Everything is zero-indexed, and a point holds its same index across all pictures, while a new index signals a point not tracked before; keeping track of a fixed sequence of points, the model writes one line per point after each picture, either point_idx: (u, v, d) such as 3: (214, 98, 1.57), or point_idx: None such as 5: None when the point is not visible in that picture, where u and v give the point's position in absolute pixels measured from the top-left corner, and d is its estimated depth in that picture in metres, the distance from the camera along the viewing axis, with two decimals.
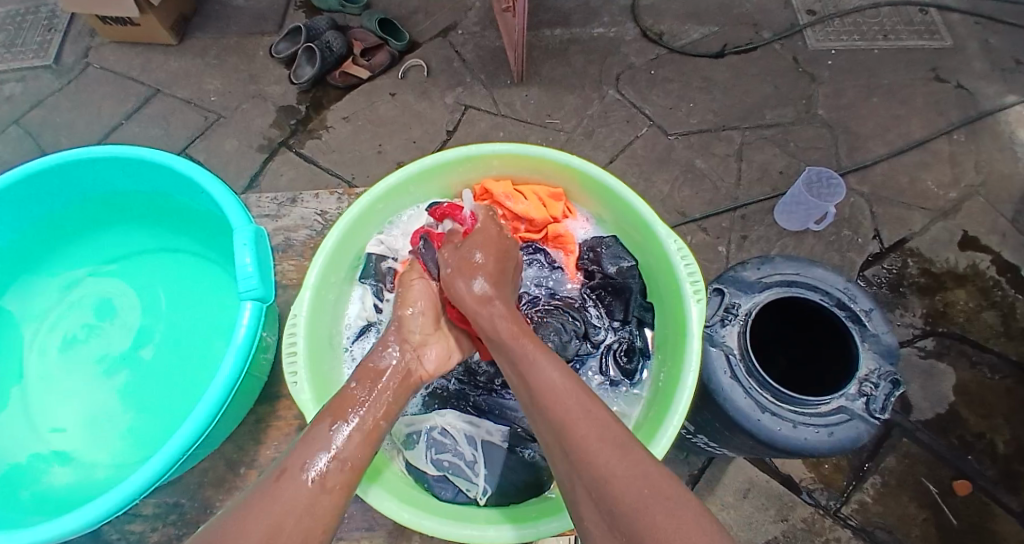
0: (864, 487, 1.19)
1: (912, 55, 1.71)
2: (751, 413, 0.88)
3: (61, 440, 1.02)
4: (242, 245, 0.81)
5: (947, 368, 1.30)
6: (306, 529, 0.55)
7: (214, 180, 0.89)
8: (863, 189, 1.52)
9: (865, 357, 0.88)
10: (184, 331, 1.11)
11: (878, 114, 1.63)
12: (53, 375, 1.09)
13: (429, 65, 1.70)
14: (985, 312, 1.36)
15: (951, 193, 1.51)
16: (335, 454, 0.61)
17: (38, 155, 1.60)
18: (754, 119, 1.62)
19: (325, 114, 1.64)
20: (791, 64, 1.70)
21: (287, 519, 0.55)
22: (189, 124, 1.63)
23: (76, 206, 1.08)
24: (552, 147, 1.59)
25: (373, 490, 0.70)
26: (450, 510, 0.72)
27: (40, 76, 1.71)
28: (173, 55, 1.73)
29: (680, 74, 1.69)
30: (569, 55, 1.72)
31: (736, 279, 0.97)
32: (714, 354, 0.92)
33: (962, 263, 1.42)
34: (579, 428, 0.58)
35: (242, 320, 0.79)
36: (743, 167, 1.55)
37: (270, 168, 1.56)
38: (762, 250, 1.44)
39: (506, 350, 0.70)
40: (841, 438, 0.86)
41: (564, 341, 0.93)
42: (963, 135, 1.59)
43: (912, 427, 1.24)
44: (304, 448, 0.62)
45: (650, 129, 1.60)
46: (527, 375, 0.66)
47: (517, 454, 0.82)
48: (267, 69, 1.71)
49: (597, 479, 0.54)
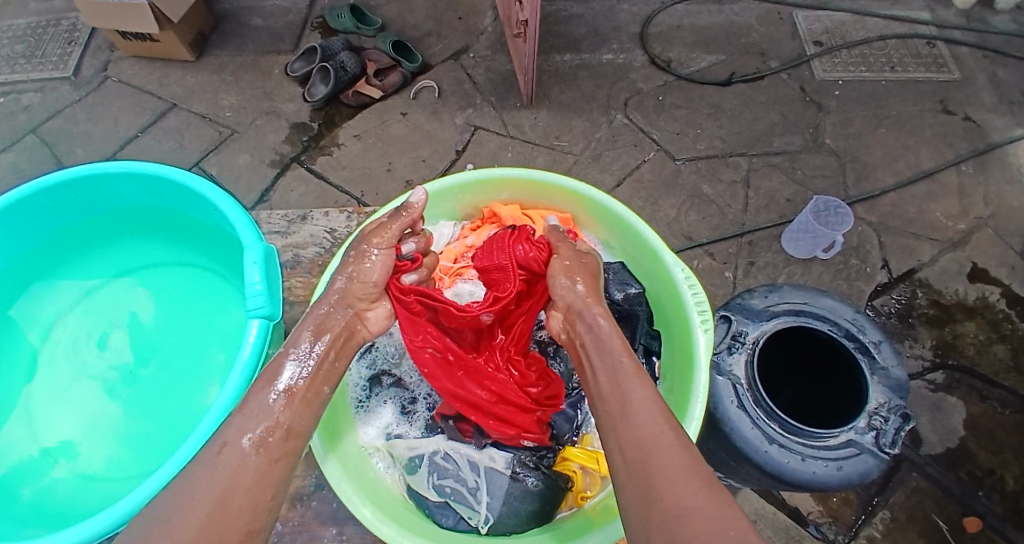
0: (874, 522, 1.16)
1: (920, 87, 1.72)
2: (759, 444, 0.86)
3: (61, 453, 1.01)
4: (252, 264, 0.81)
5: (957, 401, 1.28)
6: (253, 503, 0.55)
7: (225, 196, 0.89)
8: (871, 218, 1.52)
9: (875, 390, 0.87)
10: (192, 347, 1.11)
11: (886, 143, 1.64)
12: (57, 387, 1.08)
13: (440, 86, 1.73)
14: (995, 345, 1.35)
15: (959, 224, 1.51)
16: (277, 423, 0.62)
17: (53, 163, 1.62)
18: (762, 146, 1.63)
19: (337, 132, 1.66)
20: (798, 93, 1.72)
21: (237, 485, 0.55)
22: (203, 138, 1.65)
23: (89, 219, 1.09)
24: (560, 169, 1.60)
25: (330, 463, 0.74)
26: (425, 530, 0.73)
27: (59, 88, 1.74)
28: (190, 71, 1.77)
29: (687, 101, 1.71)
30: (578, 80, 1.74)
31: (743, 306, 0.97)
32: (721, 383, 0.91)
33: (971, 295, 1.41)
34: (665, 450, 0.55)
35: (248, 338, 0.78)
36: (751, 194, 1.56)
37: (281, 184, 1.58)
38: (769, 277, 1.44)
39: (612, 358, 0.69)
40: (850, 472, 0.84)
41: None
42: (971, 166, 1.59)
43: (921, 461, 1.22)
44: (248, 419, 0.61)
45: (657, 153, 1.61)
46: (626, 389, 0.64)
47: (520, 483, 0.78)
48: (282, 86, 1.74)
49: (668, 500, 0.50)
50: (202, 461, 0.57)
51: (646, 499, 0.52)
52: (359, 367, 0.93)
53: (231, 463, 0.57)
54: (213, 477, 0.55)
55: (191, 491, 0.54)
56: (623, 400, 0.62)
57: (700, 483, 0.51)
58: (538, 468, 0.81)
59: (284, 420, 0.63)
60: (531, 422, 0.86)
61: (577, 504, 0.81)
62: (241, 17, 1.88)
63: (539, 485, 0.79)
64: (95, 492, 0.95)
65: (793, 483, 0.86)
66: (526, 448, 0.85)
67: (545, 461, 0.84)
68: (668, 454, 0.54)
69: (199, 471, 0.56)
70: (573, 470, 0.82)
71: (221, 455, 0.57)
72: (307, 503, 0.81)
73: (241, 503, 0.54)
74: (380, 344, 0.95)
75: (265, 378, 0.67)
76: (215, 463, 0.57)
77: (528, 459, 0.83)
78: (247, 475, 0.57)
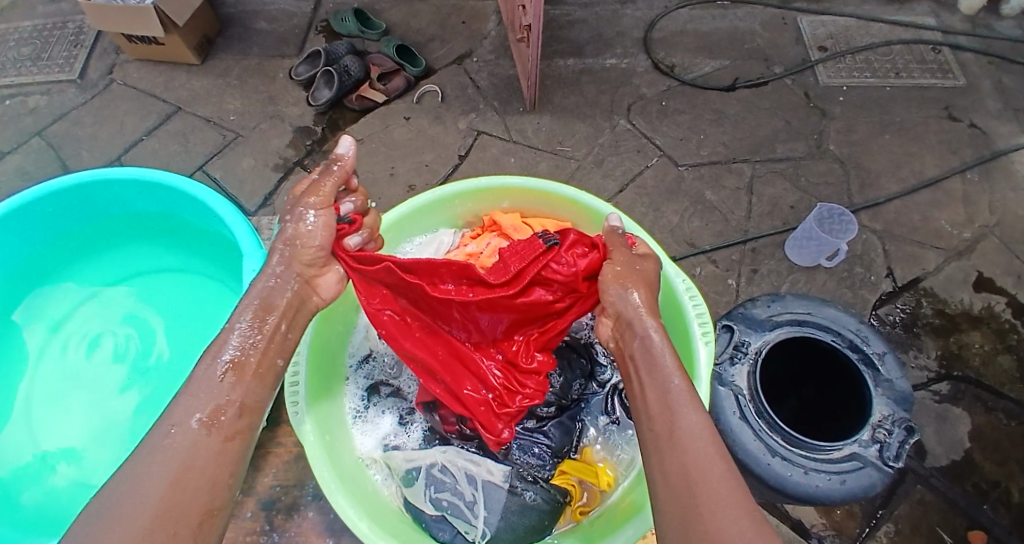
0: (878, 535, 1.15)
1: (926, 93, 1.71)
2: (761, 456, 0.86)
3: (59, 460, 1.01)
4: (250, 272, 0.81)
5: (962, 412, 1.27)
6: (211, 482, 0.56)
7: (224, 201, 0.90)
8: (876, 225, 1.51)
9: (879, 402, 0.87)
10: (191, 354, 1.10)
11: (891, 150, 1.63)
12: (55, 393, 1.08)
13: (443, 91, 1.73)
14: (1001, 356, 1.34)
15: (965, 232, 1.50)
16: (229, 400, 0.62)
17: (58, 166, 1.63)
18: (765, 152, 1.63)
19: (340, 136, 1.66)
20: (803, 99, 1.71)
21: (191, 466, 0.56)
22: (208, 142, 1.66)
23: (91, 224, 1.10)
24: (563, 174, 1.59)
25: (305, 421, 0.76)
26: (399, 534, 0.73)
27: (65, 91, 1.75)
28: (195, 75, 1.77)
29: (691, 106, 1.70)
30: (581, 85, 1.74)
31: (746, 316, 0.96)
32: (723, 394, 0.90)
33: (977, 305, 1.40)
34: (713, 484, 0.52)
35: None
36: (754, 201, 1.55)
37: (284, 188, 1.58)
38: (773, 285, 1.43)
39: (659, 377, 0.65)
40: (853, 486, 0.83)
41: (566, 380, 0.93)
42: (977, 173, 1.58)
43: (926, 473, 1.21)
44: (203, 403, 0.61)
45: (661, 159, 1.61)
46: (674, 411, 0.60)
47: (518, 497, 0.78)
48: (286, 90, 1.74)
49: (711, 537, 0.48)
50: (154, 445, 0.57)
51: (688, 530, 0.50)
52: (357, 374, 0.93)
53: (181, 443, 0.57)
54: (165, 459, 0.55)
55: (150, 476, 0.53)
56: (671, 421, 0.60)
57: (749, 523, 0.49)
58: (537, 481, 0.81)
59: (236, 395, 0.63)
60: (484, 413, 0.83)
61: (576, 518, 0.80)
62: (246, 21, 1.88)
63: (538, 498, 0.78)
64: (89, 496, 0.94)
65: (796, 496, 0.86)
66: (528, 460, 0.83)
67: (543, 473, 0.82)
68: (717, 488, 0.52)
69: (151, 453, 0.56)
70: (572, 484, 0.82)
71: (171, 437, 0.57)
72: (305, 514, 0.81)
73: (197, 484, 0.55)
74: (379, 352, 0.95)
75: (208, 354, 0.66)
76: (166, 445, 0.56)
77: (526, 472, 0.81)
78: (203, 456, 0.57)
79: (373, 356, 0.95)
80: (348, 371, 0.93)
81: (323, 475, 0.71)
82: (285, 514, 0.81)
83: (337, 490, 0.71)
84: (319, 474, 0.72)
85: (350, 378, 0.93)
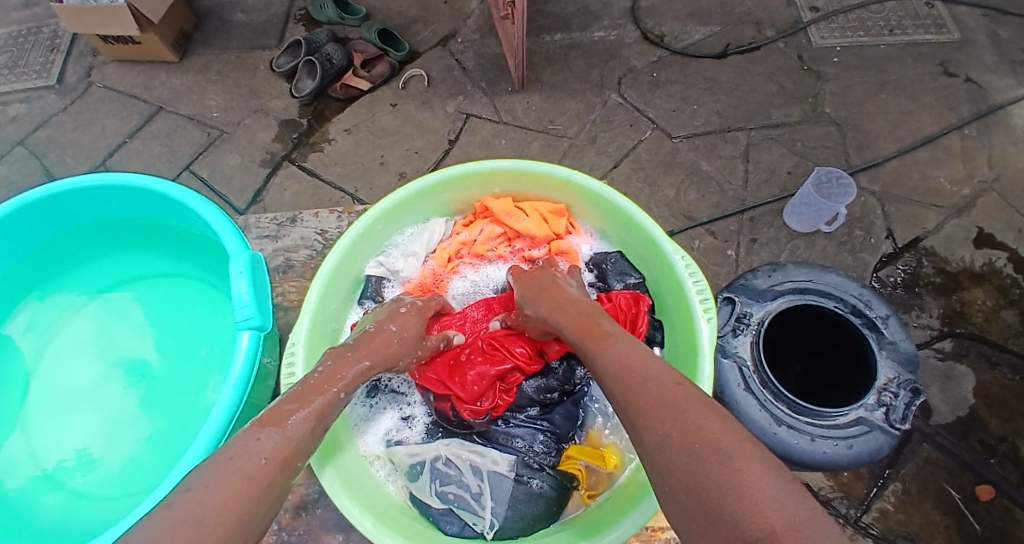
0: (886, 494, 1.16)
1: (920, 49, 1.68)
2: (767, 426, 0.86)
3: (60, 472, 1.01)
4: (237, 274, 0.80)
5: (967, 370, 1.27)
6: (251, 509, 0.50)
7: (208, 204, 0.88)
8: (874, 187, 1.49)
9: (883, 364, 0.86)
10: (184, 357, 1.09)
11: (888, 110, 1.60)
12: (52, 405, 1.08)
13: (429, 75, 1.69)
14: (1004, 311, 1.33)
15: (964, 189, 1.48)
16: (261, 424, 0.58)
17: (43, 174, 1.60)
18: (760, 119, 1.60)
19: (327, 126, 1.63)
20: (795, 62, 1.67)
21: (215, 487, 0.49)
22: (193, 141, 1.63)
23: (74, 232, 1.08)
24: (556, 153, 1.57)
25: (327, 471, 0.73)
26: (407, 531, 0.72)
27: (44, 97, 1.71)
28: (174, 73, 1.73)
29: (682, 76, 1.67)
30: (569, 61, 1.70)
31: (747, 287, 0.95)
32: (726, 366, 0.90)
33: (978, 261, 1.38)
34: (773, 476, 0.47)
35: (240, 349, 0.78)
36: (751, 169, 1.53)
37: (274, 183, 1.56)
38: (773, 253, 1.42)
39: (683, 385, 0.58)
40: (860, 451, 0.84)
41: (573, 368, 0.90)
42: (975, 129, 1.56)
43: (933, 432, 1.21)
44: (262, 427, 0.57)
45: (654, 132, 1.58)
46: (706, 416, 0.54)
47: (525, 485, 0.78)
48: (268, 83, 1.71)
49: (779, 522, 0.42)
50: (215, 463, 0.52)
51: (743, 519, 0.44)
52: (364, 410, 0.90)
53: (246, 468, 0.52)
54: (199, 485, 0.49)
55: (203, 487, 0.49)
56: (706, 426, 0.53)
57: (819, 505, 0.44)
58: (542, 468, 0.81)
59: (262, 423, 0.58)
60: (459, 388, 0.86)
61: (584, 502, 0.81)
62: (223, 13, 1.83)
63: (544, 486, 0.79)
64: (95, 507, 0.95)
65: (804, 463, 0.86)
66: (533, 448, 0.84)
67: (550, 461, 0.84)
68: None
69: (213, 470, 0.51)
70: (578, 469, 0.82)
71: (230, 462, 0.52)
72: (312, 511, 0.81)
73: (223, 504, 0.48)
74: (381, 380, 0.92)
75: None
76: (230, 467, 0.52)
77: (531, 460, 0.82)
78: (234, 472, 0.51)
79: (376, 385, 0.91)
80: (351, 407, 0.89)
81: (325, 477, 0.71)
82: (292, 513, 0.81)
83: (341, 491, 0.71)
84: (322, 475, 0.72)
85: (355, 413, 0.89)
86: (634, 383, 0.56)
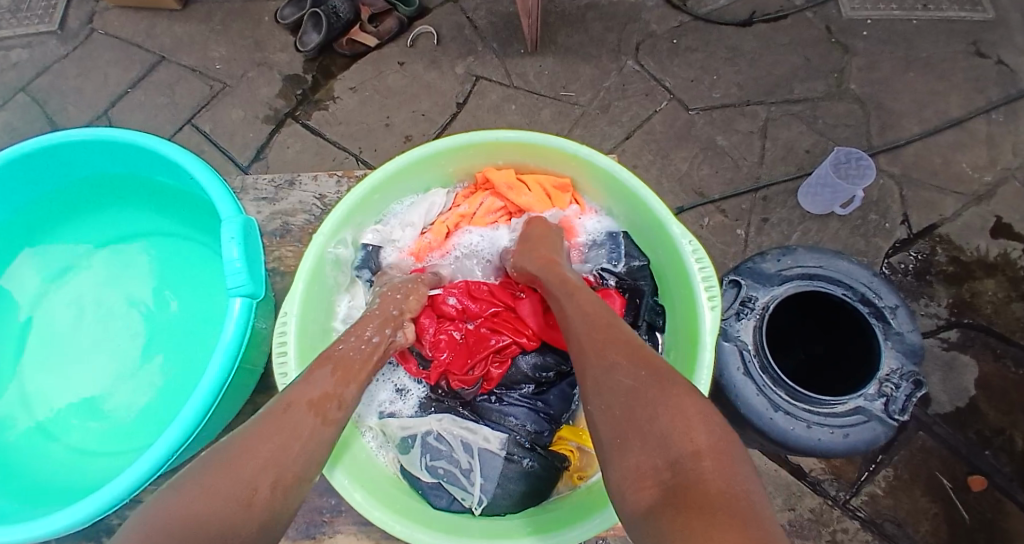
0: (876, 479, 1.16)
1: (953, 26, 1.59)
2: (763, 411, 0.84)
3: (61, 424, 1.02)
4: (229, 240, 0.78)
5: (970, 360, 1.25)
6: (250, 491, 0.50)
7: (199, 163, 0.85)
8: (894, 169, 1.44)
9: (887, 354, 0.84)
10: (179, 314, 1.08)
11: (914, 89, 1.53)
12: (47, 360, 1.08)
13: (439, 33, 1.62)
14: (1014, 303, 1.30)
15: (986, 176, 1.42)
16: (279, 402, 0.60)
17: (45, 123, 1.57)
18: (781, 93, 1.53)
19: (332, 84, 1.58)
20: (823, 35, 1.59)
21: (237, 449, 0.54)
22: (195, 93, 1.58)
23: (70, 184, 1.06)
24: (567, 121, 1.52)
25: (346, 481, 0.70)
26: (405, 508, 0.74)
27: (46, 42, 1.65)
28: (177, 21, 1.67)
29: (703, 44, 1.59)
30: (586, 23, 1.62)
31: (754, 270, 0.91)
32: (727, 349, 0.88)
33: (993, 251, 1.34)
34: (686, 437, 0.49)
35: (231, 316, 0.77)
36: (767, 145, 1.48)
37: (276, 140, 1.52)
38: (783, 234, 1.38)
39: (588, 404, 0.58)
40: (856, 440, 0.82)
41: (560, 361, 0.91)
42: (1002, 114, 1.49)
43: (930, 421, 1.20)
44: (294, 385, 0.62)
45: (669, 103, 1.52)
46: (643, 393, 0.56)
47: (515, 464, 0.79)
48: (272, 35, 1.64)
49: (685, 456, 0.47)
50: (271, 415, 0.58)
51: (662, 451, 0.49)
52: (392, 407, 0.89)
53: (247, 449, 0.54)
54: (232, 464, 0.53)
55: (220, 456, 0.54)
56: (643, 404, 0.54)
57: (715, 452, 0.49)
58: (534, 448, 0.83)
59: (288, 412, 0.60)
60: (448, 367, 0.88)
61: (573, 483, 0.82)
62: None
63: (534, 465, 0.80)
64: (98, 461, 0.97)
65: (798, 448, 0.85)
66: (525, 427, 0.85)
67: (542, 440, 0.85)
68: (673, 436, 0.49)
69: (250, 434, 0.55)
70: (569, 450, 0.85)
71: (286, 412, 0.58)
72: None
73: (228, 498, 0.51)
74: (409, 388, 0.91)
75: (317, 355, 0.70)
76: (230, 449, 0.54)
77: (523, 438, 0.83)
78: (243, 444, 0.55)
79: (405, 391, 0.91)
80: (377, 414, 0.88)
81: (385, 524, 0.67)
82: None
83: (367, 503, 0.69)
84: (384, 524, 0.67)
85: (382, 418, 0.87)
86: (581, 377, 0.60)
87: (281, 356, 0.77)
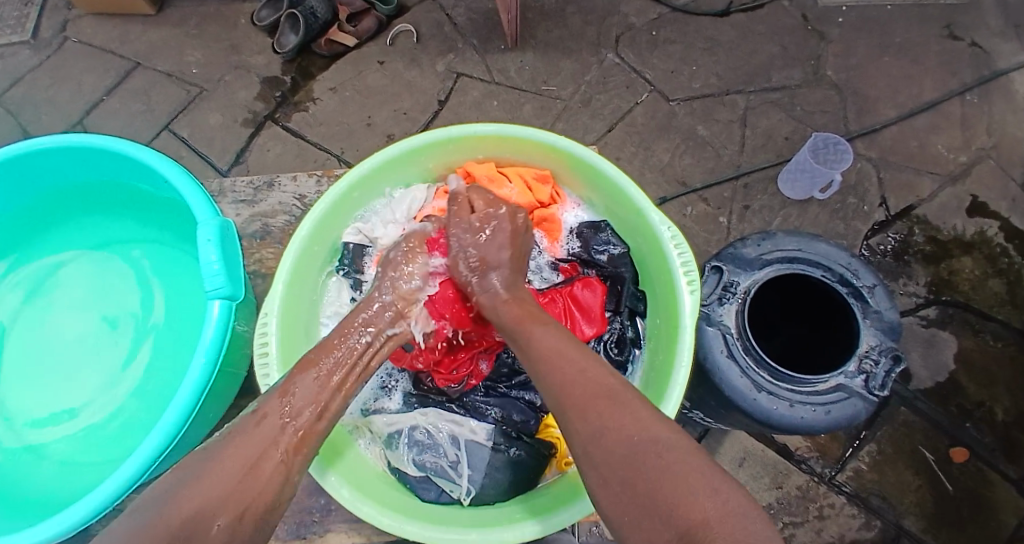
0: (861, 455, 1.18)
1: (925, 10, 1.61)
2: (747, 393, 0.85)
3: (46, 437, 1.01)
4: (207, 242, 0.77)
5: (950, 336, 1.27)
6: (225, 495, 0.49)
7: (171, 164, 0.85)
8: (871, 153, 1.46)
9: (866, 332, 0.85)
10: (158, 321, 1.07)
11: (889, 73, 1.55)
12: (27, 375, 1.07)
13: (418, 30, 1.62)
14: (991, 280, 1.32)
15: (962, 156, 1.45)
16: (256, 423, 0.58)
17: (21, 135, 1.55)
18: (759, 81, 1.55)
19: (312, 85, 1.57)
20: (798, 22, 1.60)
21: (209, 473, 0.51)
22: (173, 99, 1.57)
23: (41, 195, 1.05)
24: (549, 116, 1.52)
25: (331, 476, 0.70)
26: (394, 502, 0.74)
27: (20, 52, 1.63)
28: (153, 27, 1.65)
29: (681, 35, 1.60)
30: (564, 17, 1.62)
31: (735, 255, 0.92)
32: (710, 334, 0.88)
33: (970, 230, 1.37)
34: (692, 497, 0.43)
35: (211, 318, 0.76)
36: (747, 134, 1.49)
37: (257, 143, 1.51)
38: (765, 221, 1.40)
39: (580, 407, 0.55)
40: (838, 416, 0.84)
41: None
42: (976, 95, 1.51)
43: (911, 396, 1.22)
44: (285, 395, 0.62)
45: (650, 95, 1.53)
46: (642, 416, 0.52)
47: (502, 454, 0.80)
48: (250, 37, 1.63)
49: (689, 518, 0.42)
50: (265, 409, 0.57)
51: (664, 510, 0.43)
52: (374, 403, 0.89)
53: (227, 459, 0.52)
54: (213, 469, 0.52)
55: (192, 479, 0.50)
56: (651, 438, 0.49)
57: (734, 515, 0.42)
58: (519, 437, 0.83)
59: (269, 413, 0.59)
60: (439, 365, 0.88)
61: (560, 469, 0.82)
62: None
63: (522, 454, 0.80)
64: (84, 472, 0.95)
65: (783, 428, 0.86)
66: (511, 418, 0.86)
67: (527, 429, 0.86)
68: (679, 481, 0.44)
69: (236, 438, 0.56)
70: (555, 438, 0.85)
71: (278, 409, 0.58)
72: None
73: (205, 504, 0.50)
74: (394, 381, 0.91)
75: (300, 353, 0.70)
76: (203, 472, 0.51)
77: (509, 429, 0.84)
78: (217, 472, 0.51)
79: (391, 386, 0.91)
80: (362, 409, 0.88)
81: (372, 517, 0.67)
82: None
83: (353, 498, 0.69)
84: (371, 518, 0.67)
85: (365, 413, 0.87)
86: (563, 363, 0.59)
87: (264, 356, 0.77)
